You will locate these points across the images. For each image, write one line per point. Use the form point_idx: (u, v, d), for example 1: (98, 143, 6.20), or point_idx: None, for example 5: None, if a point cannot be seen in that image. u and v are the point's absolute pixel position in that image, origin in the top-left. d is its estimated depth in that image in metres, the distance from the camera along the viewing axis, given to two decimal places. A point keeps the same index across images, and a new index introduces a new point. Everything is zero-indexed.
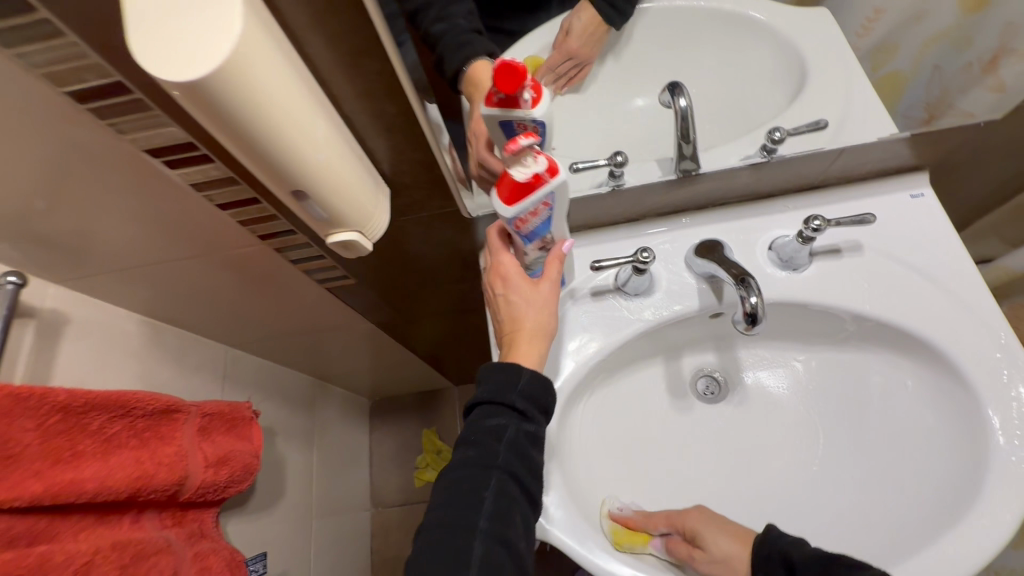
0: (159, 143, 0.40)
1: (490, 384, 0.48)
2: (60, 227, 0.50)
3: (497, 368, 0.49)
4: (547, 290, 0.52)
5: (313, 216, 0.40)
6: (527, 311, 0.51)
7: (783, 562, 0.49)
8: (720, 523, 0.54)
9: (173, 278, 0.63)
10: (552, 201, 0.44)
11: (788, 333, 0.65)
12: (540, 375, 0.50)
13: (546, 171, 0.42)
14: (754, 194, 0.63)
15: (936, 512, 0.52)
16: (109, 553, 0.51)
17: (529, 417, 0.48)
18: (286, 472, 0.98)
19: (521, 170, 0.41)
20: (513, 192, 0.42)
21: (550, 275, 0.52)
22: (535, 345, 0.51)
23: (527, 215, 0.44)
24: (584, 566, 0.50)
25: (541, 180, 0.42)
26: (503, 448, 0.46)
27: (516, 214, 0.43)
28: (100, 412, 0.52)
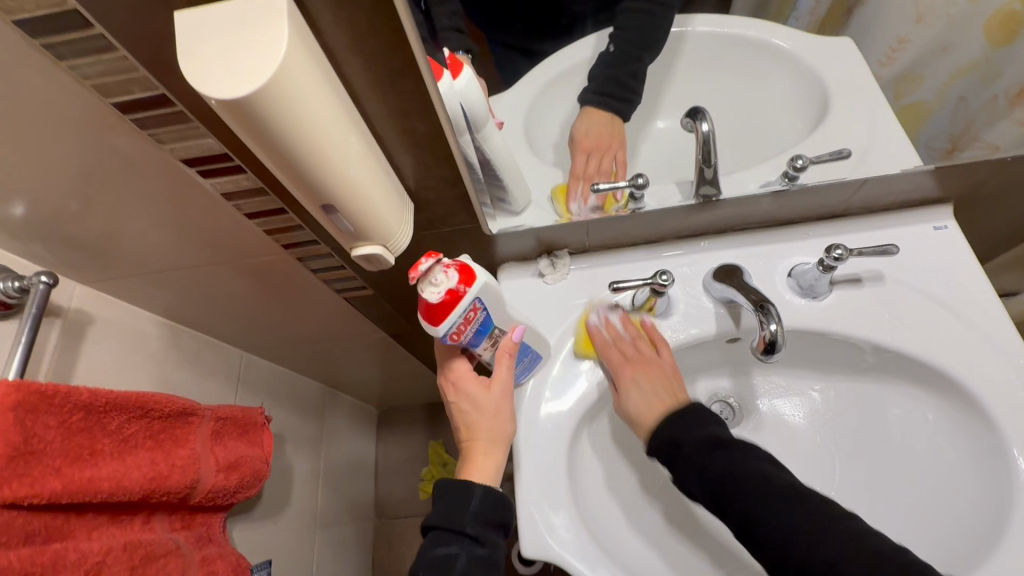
0: (195, 153, 0.42)
1: (444, 509, 0.52)
2: (94, 229, 0.52)
3: (449, 493, 0.53)
4: (497, 394, 0.54)
5: (340, 228, 0.41)
6: (479, 419, 0.54)
7: (670, 446, 0.52)
8: (650, 378, 0.55)
9: (196, 283, 0.64)
10: (480, 305, 0.47)
11: (805, 361, 0.64)
12: (493, 490, 0.53)
13: (458, 284, 0.45)
14: (774, 220, 0.62)
15: (958, 556, 0.51)
16: (120, 554, 0.52)
17: (482, 541, 0.51)
18: (293, 479, 0.99)
19: (434, 290, 0.45)
20: (434, 312, 0.45)
21: (499, 377, 0.54)
22: (491, 451, 0.54)
23: (459, 327, 0.47)
24: None
25: (457, 293, 0.45)
26: (454, 574, 0.49)
27: (447, 330, 0.47)
28: (119, 412, 0.53)
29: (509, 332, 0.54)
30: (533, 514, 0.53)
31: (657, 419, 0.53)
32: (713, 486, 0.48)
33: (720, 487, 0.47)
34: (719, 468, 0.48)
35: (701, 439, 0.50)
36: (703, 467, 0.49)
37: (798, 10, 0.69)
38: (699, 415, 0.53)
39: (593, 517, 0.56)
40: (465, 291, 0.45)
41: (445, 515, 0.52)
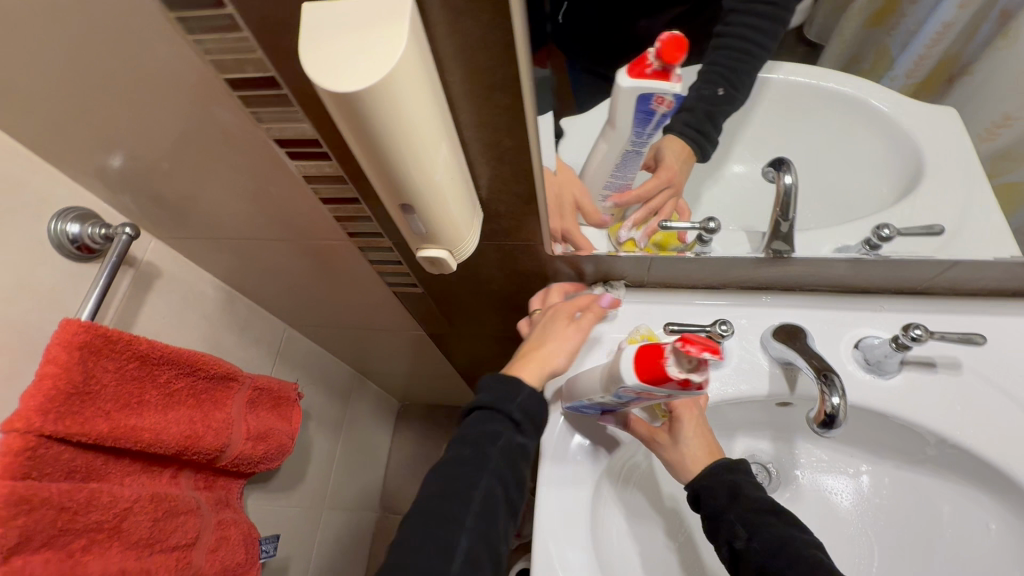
0: (289, 136, 0.43)
1: (494, 391, 0.51)
2: (179, 188, 0.54)
3: (498, 384, 0.52)
4: (574, 331, 0.57)
5: (412, 228, 0.41)
6: (547, 340, 0.56)
7: (730, 491, 0.50)
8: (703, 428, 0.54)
9: (258, 254, 0.67)
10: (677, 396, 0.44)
11: (858, 438, 0.60)
12: (538, 392, 0.52)
13: (696, 384, 0.40)
14: (847, 287, 0.59)
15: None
16: (147, 504, 0.53)
17: (523, 429, 0.50)
18: (310, 457, 1.00)
19: (676, 368, 0.40)
20: (654, 368, 0.41)
21: (583, 325, 0.57)
22: (533, 368, 0.54)
23: (644, 392, 0.44)
24: None
25: (687, 384, 0.41)
26: (496, 448, 0.48)
27: (636, 387, 0.43)
28: (168, 367, 0.55)
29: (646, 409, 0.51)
30: (548, 546, 0.51)
31: (702, 470, 0.52)
32: (761, 554, 0.46)
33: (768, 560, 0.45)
34: (772, 533, 0.46)
35: (753, 501, 0.49)
36: (752, 530, 0.47)
37: (894, 71, 0.67)
38: (751, 477, 0.51)
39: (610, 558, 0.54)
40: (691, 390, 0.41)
41: (492, 395, 0.51)
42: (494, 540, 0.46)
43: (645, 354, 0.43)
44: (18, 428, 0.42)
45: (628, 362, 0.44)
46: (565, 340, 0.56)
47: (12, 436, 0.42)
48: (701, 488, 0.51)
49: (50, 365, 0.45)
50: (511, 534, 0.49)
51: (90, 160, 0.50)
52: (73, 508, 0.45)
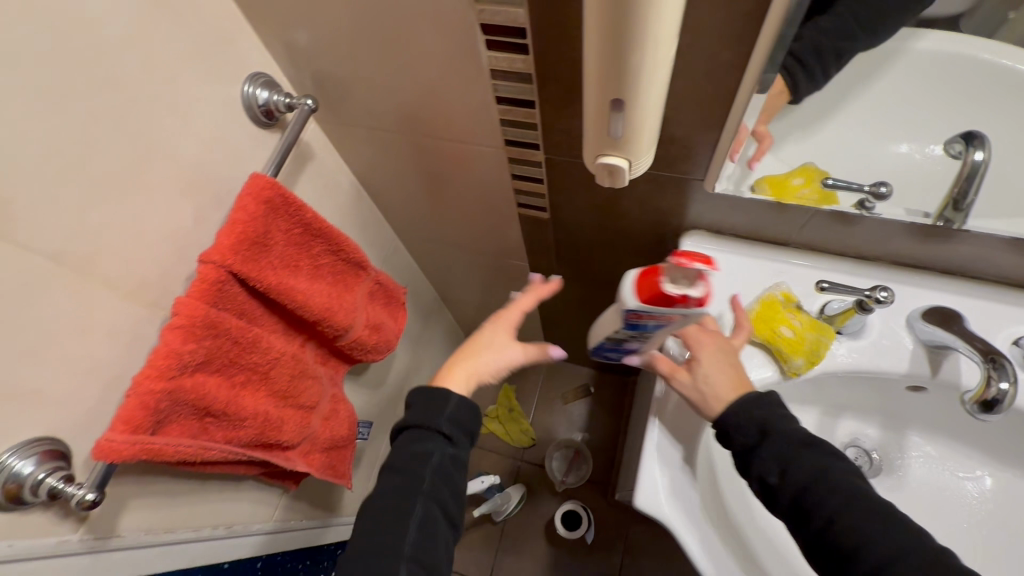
0: (498, 22, 0.43)
1: (422, 408, 0.51)
2: (358, 71, 0.56)
3: (426, 393, 0.52)
4: (510, 343, 0.56)
5: (607, 130, 0.41)
6: (484, 345, 0.55)
7: (759, 429, 0.47)
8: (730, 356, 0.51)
9: (400, 154, 0.69)
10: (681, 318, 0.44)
11: (985, 441, 0.57)
12: (467, 400, 0.52)
13: (694, 299, 0.40)
14: (1015, 280, 0.55)
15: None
16: (289, 360, 0.58)
17: (455, 442, 0.50)
18: (392, 365, 1.05)
19: (675, 286, 0.40)
20: (652, 290, 0.41)
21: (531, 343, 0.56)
22: (464, 368, 0.54)
23: (648, 314, 0.43)
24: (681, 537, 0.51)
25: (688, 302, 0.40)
26: (429, 468, 0.48)
27: (638, 308, 0.43)
28: (321, 240, 0.59)
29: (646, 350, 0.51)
30: (655, 471, 0.53)
31: (730, 401, 0.48)
32: (799, 489, 0.44)
33: (807, 494, 0.44)
34: (811, 470, 0.44)
35: (788, 435, 0.46)
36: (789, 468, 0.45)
37: None
38: (781, 408, 0.48)
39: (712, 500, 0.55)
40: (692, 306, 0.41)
41: (420, 414, 0.50)
42: (434, 563, 0.46)
43: (641, 275, 0.42)
44: (214, 261, 0.46)
45: (628, 283, 0.43)
46: (500, 348, 0.55)
47: (208, 267, 0.46)
48: (727, 423, 0.48)
49: (240, 212, 0.48)
50: (455, 540, 0.50)
51: (286, 29, 0.53)
52: (242, 344, 0.50)
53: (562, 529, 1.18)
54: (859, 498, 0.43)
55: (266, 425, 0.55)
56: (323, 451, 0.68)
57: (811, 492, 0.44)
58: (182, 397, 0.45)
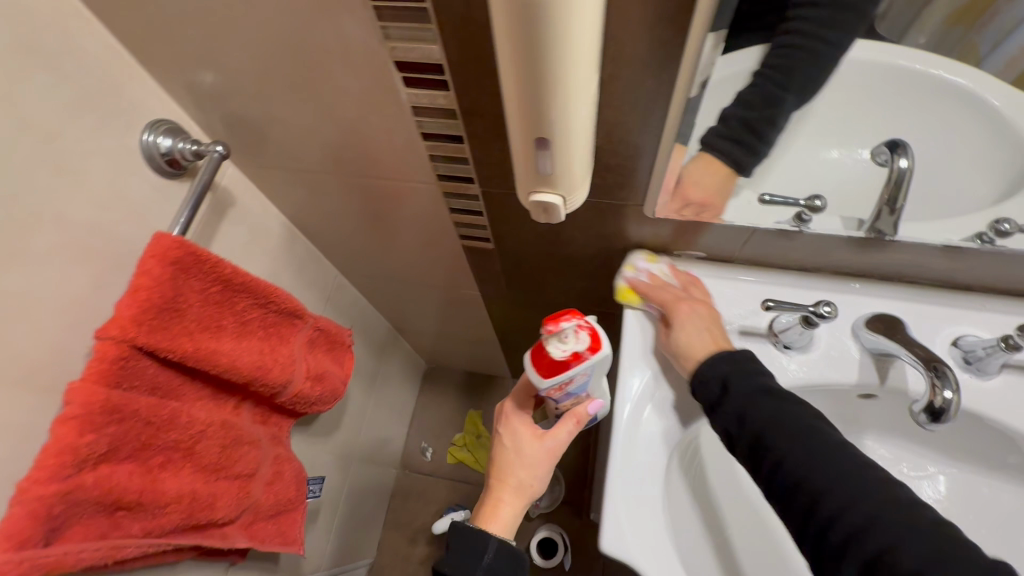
0: (412, 58, 0.40)
1: (456, 557, 0.53)
2: (273, 112, 0.52)
3: (465, 539, 0.54)
4: (544, 449, 0.57)
5: (535, 168, 0.39)
6: (521, 464, 0.57)
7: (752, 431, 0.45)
8: (709, 322, 0.54)
9: (331, 193, 0.65)
10: (590, 371, 0.49)
11: (934, 440, 0.58)
12: (507, 545, 0.54)
13: (585, 349, 0.46)
14: (947, 281, 0.57)
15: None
16: (218, 430, 0.53)
17: None
18: (347, 407, 1.00)
19: (560, 346, 0.46)
20: (550, 365, 0.47)
21: (557, 436, 0.57)
22: (512, 498, 0.56)
23: (562, 383, 0.48)
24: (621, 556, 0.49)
25: (580, 356, 0.46)
26: None
27: (550, 384, 0.48)
28: (246, 294, 0.54)
29: (586, 402, 0.56)
30: (617, 511, 0.51)
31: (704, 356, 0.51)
32: (754, 434, 0.45)
33: (759, 437, 0.45)
34: (769, 413, 0.45)
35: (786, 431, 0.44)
36: (763, 426, 0.45)
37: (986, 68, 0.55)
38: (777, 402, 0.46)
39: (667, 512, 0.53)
40: (586, 358, 0.47)
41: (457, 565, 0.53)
42: None
43: (539, 359, 0.47)
44: (114, 336, 0.41)
45: (529, 368, 0.48)
46: (536, 465, 0.57)
47: (107, 344, 0.41)
48: (697, 392, 0.50)
49: (143, 278, 0.43)
50: None
51: (185, 72, 0.49)
52: (156, 423, 0.45)
53: (539, 557, 1.14)
54: (797, 431, 0.44)
55: (194, 506, 0.50)
56: (268, 519, 0.63)
57: (760, 434, 0.45)
58: (84, 496, 0.40)
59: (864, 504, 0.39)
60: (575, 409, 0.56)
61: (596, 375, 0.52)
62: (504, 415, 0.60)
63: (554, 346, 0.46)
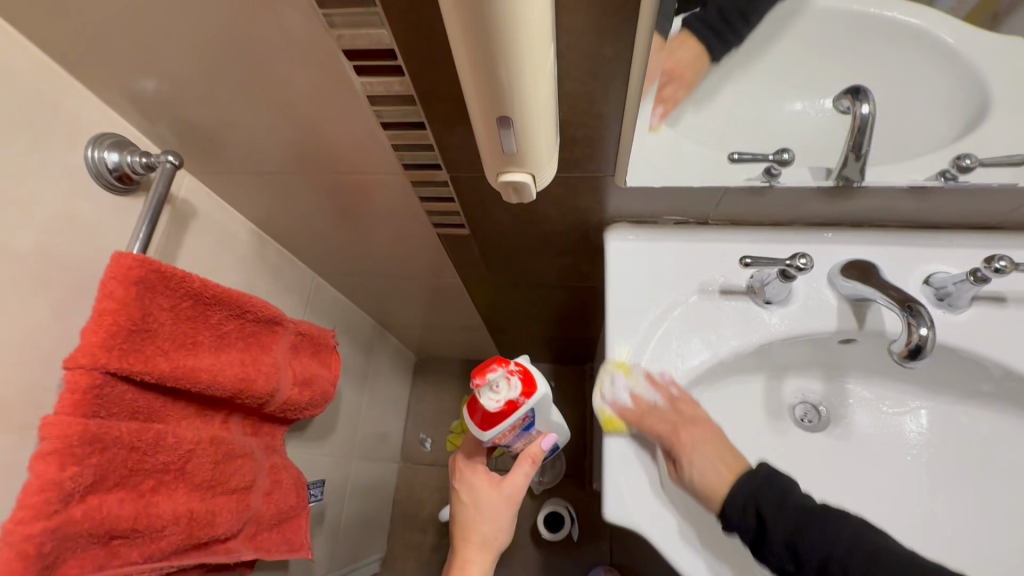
0: (360, 45, 0.39)
1: None
2: (224, 115, 0.50)
3: None
4: (502, 498, 0.59)
5: (500, 148, 0.38)
6: (483, 518, 0.59)
7: (788, 550, 0.45)
8: (712, 444, 0.52)
9: (296, 194, 0.63)
10: (529, 414, 0.55)
11: (912, 375, 0.60)
12: None
13: (518, 395, 0.53)
14: (914, 220, 0.58)
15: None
16: (208, 446, 0.52)
17: None
18: (340, 407, 0.99)
19: (494, 397, 0.53)
20: (491, 417, 0.53)
21: (513, 481, 0.60)
22: (479, 556, 0.57)
23: (503, 432, 0.55)
24: (630, 527, 0.50)
25: (515, 402, 0.53)
26: None
27: (491, 434, 0.54)
28: (219, 307, 0.52)
29: (541, 438, 0.60)
30: (618, 481, 0.51)
31: (726, 492, 0.49)
32: (785, 545, 0.45)
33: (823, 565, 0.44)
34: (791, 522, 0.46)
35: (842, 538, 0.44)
36: (795, 534, 0.45)
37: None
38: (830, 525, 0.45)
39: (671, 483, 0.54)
40: (522, 402, 0.53)
41: None
42: None
43: (478, 413, 0.54)
44: (85, 365, 0.40)
45: (472, 421, 0.54)
46: (496, 517, 0.59)
47: (78, 373, 0.40)
48: (729, 524, 0.48)
49: (106, 301, 0.42)
50: None
51: (123, 81, 0.46)
52: (142, 448, 0.44)
53: (546, 532, 1.17)
54: (819, 535, 0.45)
55: (193, 525, 0.49)
56: (271, 528, 0.63)
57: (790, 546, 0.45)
58: (74, 529, 0.39)
59: (899, 554, 0.41)
60: (528, 448, 0.60)
61: (541, 413, 0.58)
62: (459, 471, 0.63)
63: (489, 398, 0.53)
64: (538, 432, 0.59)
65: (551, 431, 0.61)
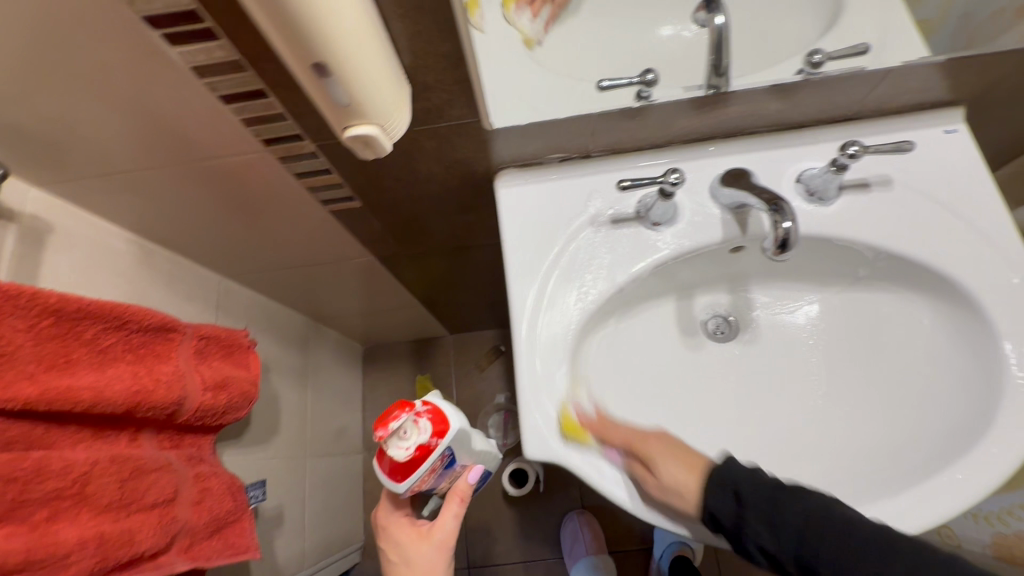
0: (158, 11, 0.36)
1: None
2: (40, 115, 0.45)
3: None
4: (432, 546, 0.59)
5: (331, 101, 0.37)
6: (416, 573, 0.59)
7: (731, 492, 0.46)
8: (680, 450, 0.50)
9: (163, 191, 0.59)
10: (446, 453, 0.56)
11: (802, 271, 0.63)
12: None
13: (428, 437, 0.53)
14: (784, 123, 0.59)
15: (935, 459, 0.51)
16: (109, 465, 0.50)
17: None
18: (280, 408, 0.97)
19: (405, 444, 0.53)
20: (406, 464, 0.53)
21: (442, 525, 0.60)
22: None
23: (422, 477, 0.55)
24: (553, 460, 0.52)
25: (427, 445, 0.54)
26: None
27: (408, 482, 0.54)
28: (92, 321, 0.49)
29: (466, 473, 0.61)
30: (536, 419, 0.53)
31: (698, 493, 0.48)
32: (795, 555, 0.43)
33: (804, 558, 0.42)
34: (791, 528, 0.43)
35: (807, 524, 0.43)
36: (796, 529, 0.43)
37: None
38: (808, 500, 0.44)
39: (589, 408, 0.56)
40: (434, 442, 0.54)
41: None
42: None
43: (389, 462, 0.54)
44: None
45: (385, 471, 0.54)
46: (430, 566, 0.59)
47: None
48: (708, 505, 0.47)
49: None
50: None
51: None
52: (22, 477, 0.42)
53: (513, 490, 1.19)
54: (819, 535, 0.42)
55: (107, 546, 0.47)
56: (208, 536, 0.61)
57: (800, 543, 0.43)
58: None
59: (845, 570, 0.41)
60: (453, 487, 0.61)
61: (460, 449, 0.59)
62: (384, 531, 0.62)
63: (398, 447, 0.53)
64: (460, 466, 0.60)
65: (475, 464, 0.62)
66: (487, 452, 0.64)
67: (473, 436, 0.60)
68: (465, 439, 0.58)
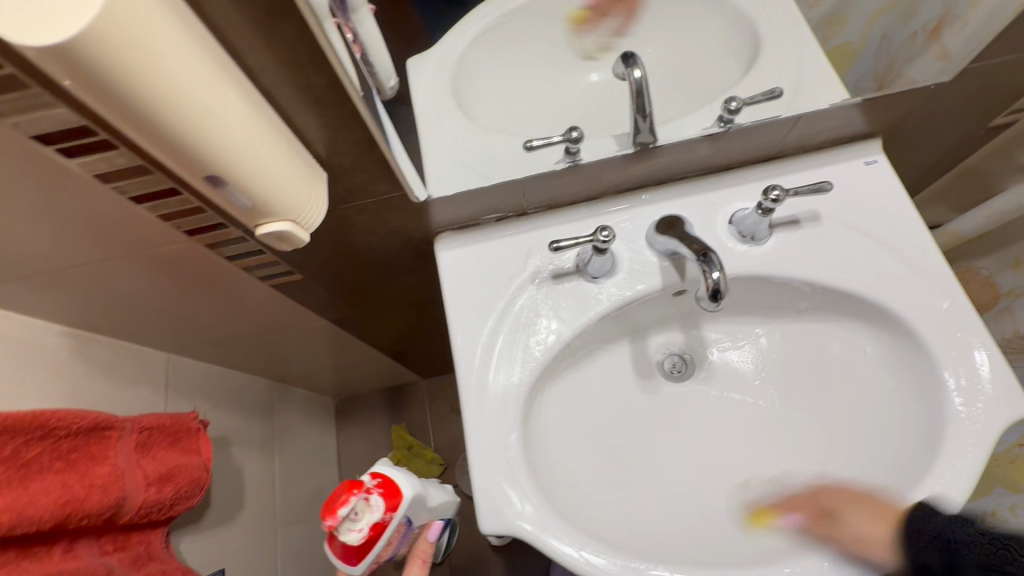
0: (47, 128, 0.35)
1: None
2: None
3: None
4: None
5: (235, 206, 0.36)
6: None
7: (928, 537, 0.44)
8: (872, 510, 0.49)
9: (91, 286, 0.56)
10: (403, 523, 0.54)
11: (748, 307, 0.64)
12: None
13: (382, 513, 0.51)
14: (711, 167, 0.61)
15: (890, 492, 0.51)
16: None
17: None
18: (244, 481, 0.93)
19: (358, 526, 0.50)
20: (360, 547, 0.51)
21: None
22: None
23: (380, 552, 0.53)
24: (509, 531, 0.50)
25: (381, 521, 0.51)
26: None
27: (367, 563, 0.52)
28: (12, 435, 0.47)
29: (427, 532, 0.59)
30: (490, 490, 0.51)
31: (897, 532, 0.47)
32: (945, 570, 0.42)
33: None
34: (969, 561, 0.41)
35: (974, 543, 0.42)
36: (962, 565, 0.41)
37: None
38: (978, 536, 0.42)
39: (542, 469, 0.55)
40: (388, 517, 0.52)
41: None
42: None
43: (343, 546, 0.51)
44: None
45: (340, 555, 0.52)
46: None
47: None
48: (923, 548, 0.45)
49: None
50: None
51: None
52: None
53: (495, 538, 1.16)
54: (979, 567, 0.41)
55: None
56: None
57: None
58: None
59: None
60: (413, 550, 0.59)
61: (418, 512, 0.57)
62: None
63: (351, 531, 0.50)
64: (420, 526, 0.58)
65: (436, 520, 0.60)
66: (446, 502, 0.62)
67: (428, 493, 0.58)
68: (420, 498, 0.56)
